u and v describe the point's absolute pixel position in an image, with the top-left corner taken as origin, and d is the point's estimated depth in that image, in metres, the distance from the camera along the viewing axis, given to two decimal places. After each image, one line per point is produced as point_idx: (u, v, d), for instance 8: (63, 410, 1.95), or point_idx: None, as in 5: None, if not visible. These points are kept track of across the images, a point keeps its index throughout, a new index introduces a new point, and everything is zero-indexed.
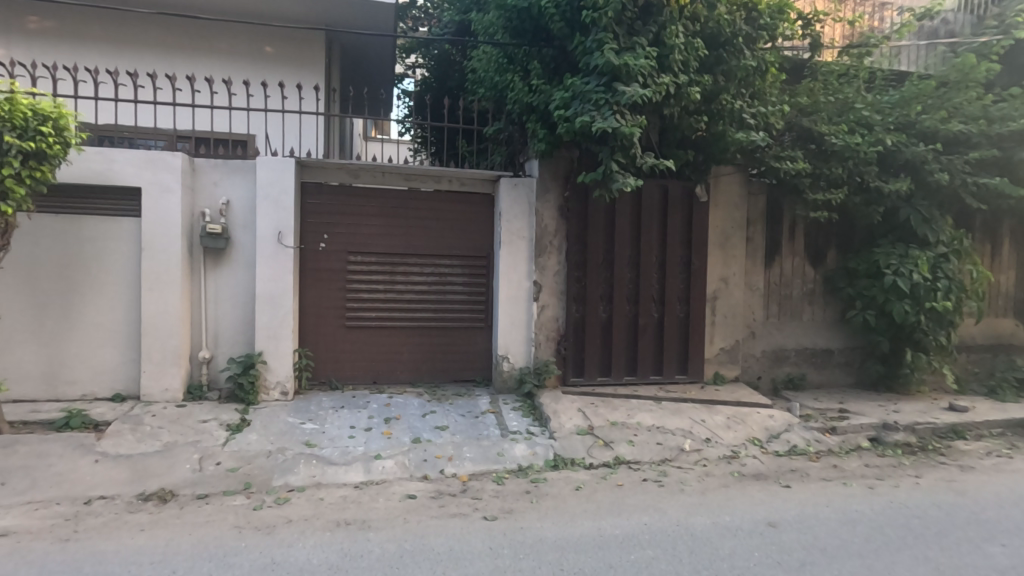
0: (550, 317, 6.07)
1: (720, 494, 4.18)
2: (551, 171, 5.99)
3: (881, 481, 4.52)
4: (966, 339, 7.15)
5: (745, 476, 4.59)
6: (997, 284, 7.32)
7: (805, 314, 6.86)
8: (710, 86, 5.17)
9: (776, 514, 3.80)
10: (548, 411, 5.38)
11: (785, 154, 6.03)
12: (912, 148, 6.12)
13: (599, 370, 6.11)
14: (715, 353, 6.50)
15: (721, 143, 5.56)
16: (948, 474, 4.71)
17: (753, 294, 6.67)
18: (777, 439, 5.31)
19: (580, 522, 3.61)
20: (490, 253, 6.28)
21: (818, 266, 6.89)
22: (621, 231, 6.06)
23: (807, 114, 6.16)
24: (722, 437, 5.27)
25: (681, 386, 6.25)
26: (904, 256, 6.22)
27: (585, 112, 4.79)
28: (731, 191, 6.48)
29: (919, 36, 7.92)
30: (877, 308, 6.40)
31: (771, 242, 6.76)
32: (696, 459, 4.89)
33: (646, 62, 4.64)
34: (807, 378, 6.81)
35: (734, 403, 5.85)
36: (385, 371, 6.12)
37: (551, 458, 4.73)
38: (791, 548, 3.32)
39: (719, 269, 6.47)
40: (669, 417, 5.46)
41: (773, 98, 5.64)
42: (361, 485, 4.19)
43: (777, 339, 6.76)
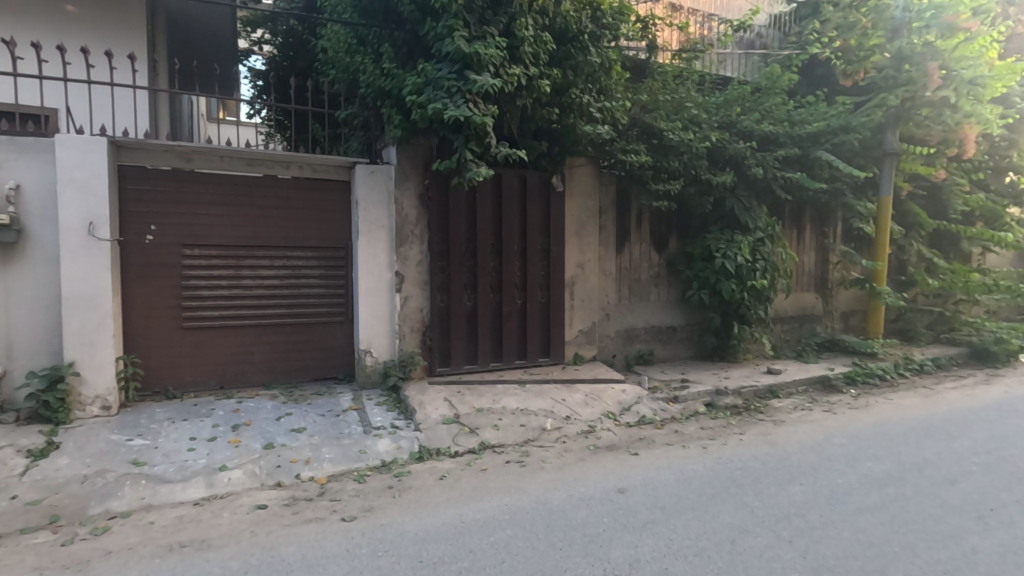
0: (414, 308, 5.96)
1: (577, 467, 4.44)
2: (409, 159, 5.86)
3: (712, 441, 5.11)
4: (780, 311, 8.31)
5: (600, 449, 4.92)
6: (802, 263, 8.59)
7: (652, 295, 7.50)
8: (559, 80, 5.38)
9: (625, 480, 4.13)
10: (413, 403, 5.31)
11: (630, 147, 6.52)
12: (733, 146, 6.96)
13: (465, 358, 6.15)
14: (575, 335, 6.86)
15: (572, 135, 5.84)
16: (764, 429, 5.45)
17: (607, 279, 7.13)
18: (629, 412, 5.76)
19: (442, 511, 3.62)
20: (349, 244, 6.00)
21: (662, 251, 7.56)
22: (483, 220, 6.13)
23: (648, 111, 6.69)
24: (580, 413, 5.59)
25: (544, 368, 6.52)
26: (730, 241, 7.06)
27: (437, 98, 4.75)
28: (584, 181, 6.84)
29: (741, 44, 8.86)
30: (710, 288, 7.19)
31: (621, 230, 7.27)
32: (557, 437, 5.14)
33: (496, 52, 4.70)
34: (655, 353, 7.47)
35: (592, 381, 6.23)
36: (232, 374, 5.60)
37: (416, 450, 4.67)
38: (636, 510, 3.61)
39: (576, 256, 6.81)
40: (532, 399, 5.67)
41: (617, 95, 6.03)
42: (202, 501, 3.81)
43: (629, 319, 7.31)
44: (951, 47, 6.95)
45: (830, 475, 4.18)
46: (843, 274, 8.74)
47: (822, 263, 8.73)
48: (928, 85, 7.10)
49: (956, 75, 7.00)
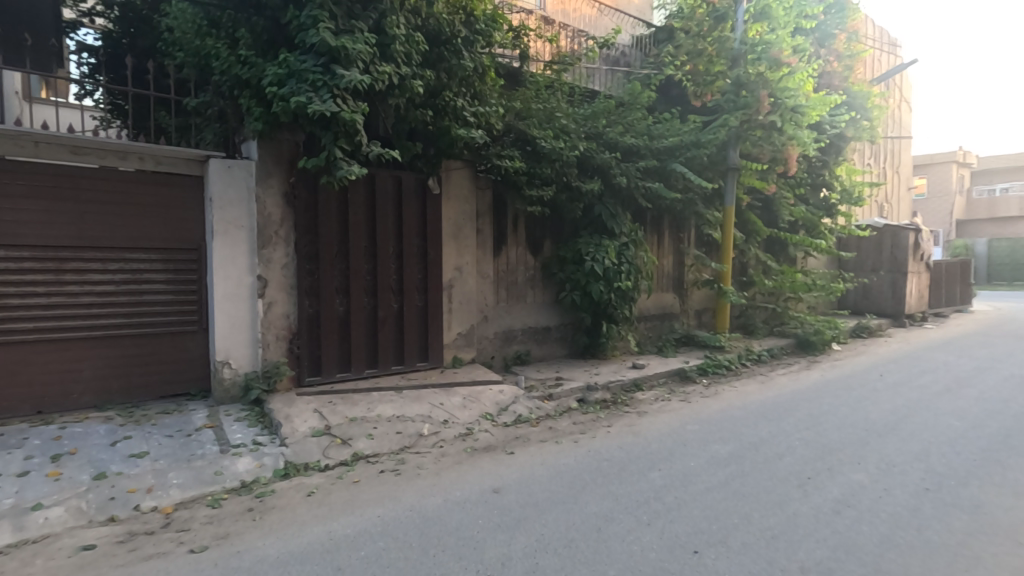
0: (280, 314, 5.56)
1: (453, 471, 4.42)
2: (272, 154, 5.47)
3: (583, 435, 5.37)
4: (643, 311, 8.99)
5: (477, 450, 4.95)
6: (662, 266, 9.37)
7: (528, 297, 7.72)
8: (433, 81, 5.35)
9: (501, 480, 4.19)
10: (279, 416, 4.94)
11: (505, 152, 6.68)
12: (600, 156, 7.42)
13: (337, 366, 5.86)
14: (453, 338, 6.84)
15: (447, 138, 5.84)
16: (629, 420, 5.85)
17: (484, 281, 7.21)
18: (506, 412, 5.87)
19: (309, 530, 3.40)
20: (202, 246, 5.44)
21: (537, 254, 7.81)
22: (356, 221, 5.89)
23: (522, 118, 6.90)
24: (458, 416, 5.58)
25: (422, 373, 6.43)
26: (598, 245, 7.51)
27: (301, 92, 4.51)
28: (461, 184, 6.85)
29: (606, 61, 9.44)
30: (581, 289, 7.56)
31: (498, 234, 7.40)
32: (434, 442, 5.08)
33: (365, 48, 4.56)
34: (531, 353, 7.69)
35: (470, 383, 6.26)
36: (54, 396, 4.82)
37: (281, 467, 4.35)
38: (510, 509, 3.68)
39: (454, 258, 6.81)
40: (409, 405, 5.55)
41: (492, 100, 6.13)
42: (9, 548, 3.22)
43: (506, 321, 7.46)
44: (777, 78, 8.04)
45: (684, 459, 4.59)
46: (696, 275, 9.67)
47: (679, 266, 9.60)
48: (761, 109, 8.11)
49: (782, 103, 8.10)
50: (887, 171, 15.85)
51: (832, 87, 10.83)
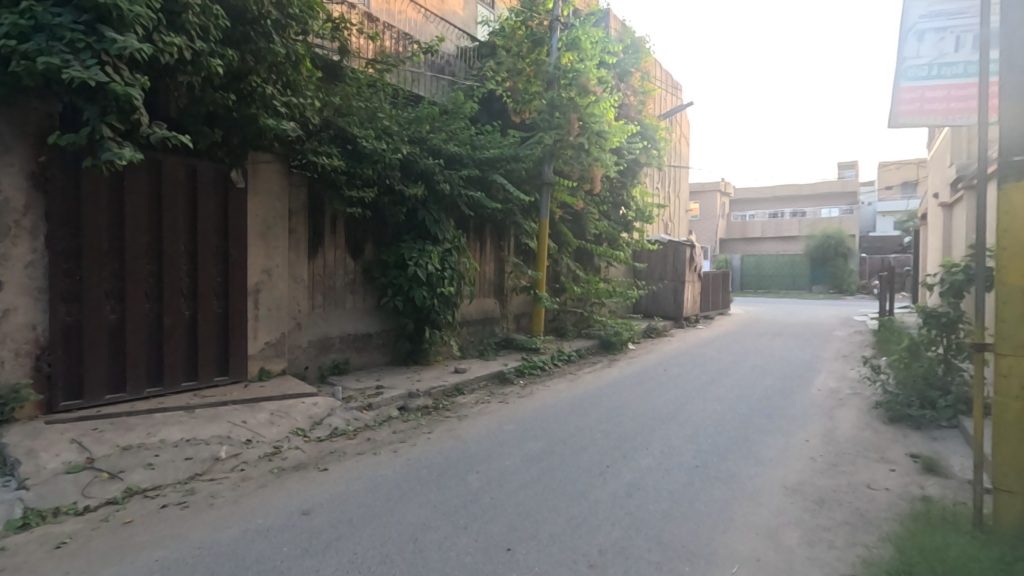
0: (22, 325, 4.46)
1: (255, 497, 3.97)
2: (13, 125, 4.39)
3: (403, 443, 5.26)
4: (465, 316, 9.17)
5: (285, 471, 4.52)
6: (484, 272, 9.66)
7: (348, 303, 7.34)
8: (235, 63, 4.79)
9: (310, 501, 3.88)
10: (18, 452, 3.95)
11: (322, 149, 6.29)
12: (423, 161, 7.39)
13: (106, 386, 4.90)
14: (260, 349, 6.19)
15: (253, 127, 5.29)
16: (450, 425, 5.89)
17: (297, 286, 6.65)
18: (320, 426, 5.48)
19: None
20: None
21: (357, 258, 7.47)
22: (134, 214, 5.02)
23: (341, 115, 6.57)
24: (263, 434, 5.05)
25: (220, 389, 5.70)
26: (422, 251, 7.46)
27: (54, 51, 3.70)
28: (270, 179, 6.24)
29: (431, 67, 9.45)
30: (403, 295, 7.42)
31: (314, 235, 6.91)
32: (233, 466, 4.52)
33: (146, 12, 3.91)
34: (350, 362, 7.32)
35: (279, 397, 5.71)
36: None
37: (18, 517, 3.50)
38: (320, 531, 3.42)
39: (261, 260, 6.15)
40: (202, 426, 4.87)
41: (307, 92, 5.70)
42: None
43: (322, 329, 6.99)
44: (585, 104, 8.92)
45: (500, 459, 4.76)
46: (515, 282, 10.17)
47: (500, 273, 9.99)
48: (571, 131, 8.95)
49: (589, 127, 9.02)
50: (671, 194, 18.53)
51: (630, 118, 12.27)
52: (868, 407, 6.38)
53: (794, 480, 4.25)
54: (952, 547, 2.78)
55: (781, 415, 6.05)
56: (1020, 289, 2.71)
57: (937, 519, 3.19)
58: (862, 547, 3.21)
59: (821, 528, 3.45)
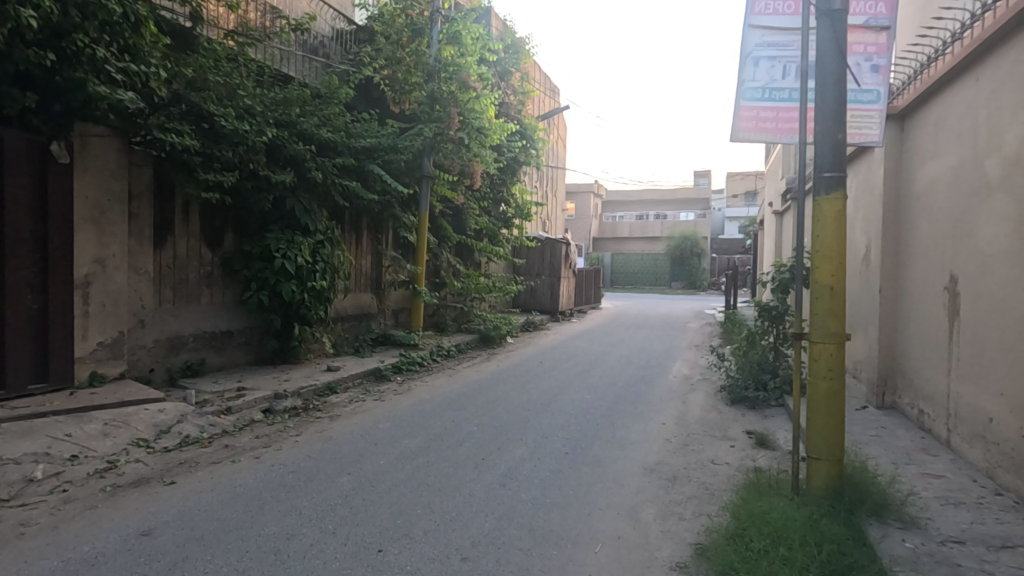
0: None
1: (81, 520, 3.46)
2: None
3: (266, 449, 4.88)
4: (339, 311, 8.75)
5: (121, 487, 3.99)
6: (360, 266, 9.29)
7: (203, 297, 6.64)
8: (53, 17, 4.12)
9: (152, 519, 3.46)
10: None
11: (171, 125, 5.62)
12: (293, 146, 6.91)
13: None
14: (91, 350, 5.39)
15: (79, 94, 4.61)
16: (321, 426, 5.59)
17: (140, 278, 5.87)
18: (167, 434, 4.91)
19: None
20: None
21: (215, 249, 6.79)
22: None
23: (195, 89, 5.95)
24: (94, 448, 4.40)
25: (37, 398, 4.90)
26: (290, 242, 6.98)
27: None
28: (105, 156, 5.45)
29: (302, 46, 8.83)
30: (269, 289, 6.90)
31: (161, 222, 6.16)
32: (52, 487, 3.90)
33: None
34: (206, 362, 6.64)
35: (115, 405, 5.01)
36: None
37: None
38: (163, 551, 3.07)
39: (92, 249, 5.34)
40: (11, 443, 4.12)
41: (151, 59, 5.06)
42: None
43: (171, 327, 6.26)
44: (465, 100, 8.97)
45: (374, 458, 4.61)
46: (394, 276, 9.91)
47: (377, 267, 9.66)
48: (452, 125, 8.93)
49: (469, 123, 9.06)
50: (548, 193, 19.19)
51: (510, 117, 12.53)
52: (715, 391, 7.16)
53: (652, 460, 4.63)
54: (775, 510, 3.20)
55: (643, 401, 6.57)
56: (829, 285, 3.18)
57: (765, 487, 3.65)
58: (706, 517, 3.58)
59: (673, 503, 3.79)
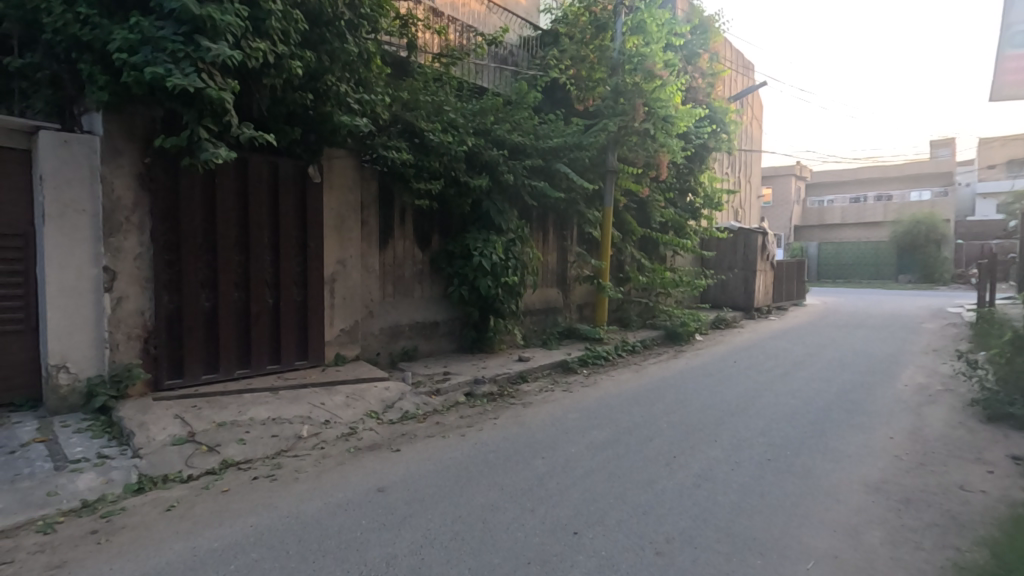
0: (132, 311, 5.00)
1: (335, 472, 4.26)
2: (121, 130, 4.87)
3: (469, 428, 5.41)
4: (529, 305, 9.25)
5: (361, 449, 4.80)
6: (547, 262, 9.69)
7: (416, 292, 7.58)
8: (312, 63, 5.10)
9: (386, 478, 4.10)
10: (132, 424, 4.44)
11: (392, 143, 6.55)
12: (488, 152, 7.50)
13: (203, 367, 5.42)
14: (336, 335, 6.55)
15: (328, 124, 5.61)
16: (515, 411, 6.01)
17: (369, 275, 6.94)
18: (392, 409, 5.74)
19: (168, 549, 3.09)
20: (32, 232, 4.72)
21: (425, 249, 7.70)
22: (225, 209, 5.49)
23: (409, 110, 6.82)
24: (340, 416, 5.35)
25: (301, 372, 6.11)
26: (486, 241, 7.59)
27: (158, 61, 4.14)
28: (344, 174, 6.56)
29: (495, 58, 9.50)
30: (468, 284, 7.61)
31: (384, 227, 7.18)
32: (314, 444, 4.84)
33: (236, 21, 4.27)
34: (418, 349, 7.58)
35: (353, 381, 6.02)
36: None
37: (134, 482, 3.93)
38: (395, 506, 3.63)
39: (336, 252, 6.49)
40: (286, 406, 5.22)
41: (378, 88, 5.95)
42: None
43: (392, 317, 7.27)
44: (651, 90, 8.64)
45: (565, 445, 4.81)
46: (578, 271, 10.15)
47: (562, 263, 9.98)
48: (636, 117, 8.69)
49: (654, 113, 8.80)
50: (741, 179, 17.75)
51: (698, 101, 11.86)
52: (963, 404, 5.93)
53: (876, 477, 4.04)
54: None
55: (863, 410, 5.73)
56: None
57: None
58: (953, 550, 3.03)
59: (906, 529, 3.28)
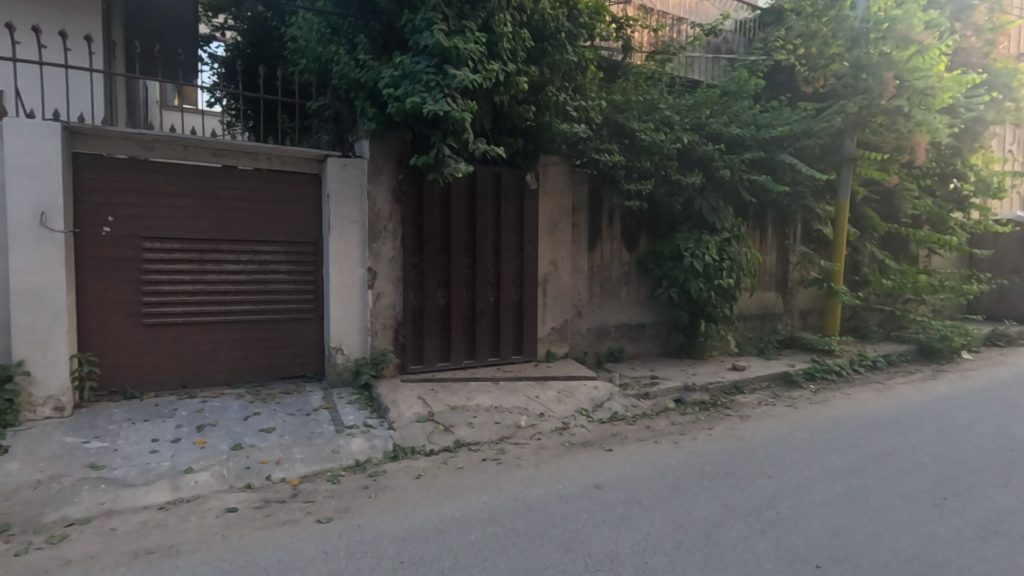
0: (387, 304, 5.93)
1: (553, 463, 4.48)
2: (382, 152, 5.81)
3: (683, 436, 5.21)
4: (743, 310, 8.55)
5: (575, 445, 4.97)
6: (765, 263, 8.86)
7: (623, 293, 7.58)
8: (536, 77, 5.45)
9: (602, 476, 4.18)
10: (387, 401, 5.26)
11: (604, 146, 6.64)
12: (702, 147, 7.14)
13: (438, 356, 6.16)
14: (547, 332, 6.90)
15: (547, 133, 5.93)
16: (732, 424, 5.61)
17: (579, 276, 7.16)
18: (601, 408, 5.82)
19: (421, 511, 3.60)
20: (319, 240, 5.90)
21: (632, 250, 7.65)
22: (457, 216, 6.16)
23: (621, 111, 6.85)
24: (554, 410, 5.61)
25: (517, 365, 6.57)
26: (698, 241, 7.22)
27: (415, 92, 4.82)
28: (558, 179, 6.88)
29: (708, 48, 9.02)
30: (678, 286, 7.33)
31: (593, 229, 7.33)
32: (531, 434, 5.16)
33: (475, 47, 4.78)
34: (624, 350, 7.56)
35: (564, 378, 6.26)
36: (196, 373, 5.46)
37: (390, 449, 4.65)
38: (613, 505, 3.67)
39: (549, 253, 6.84)
40: (506, 397, 5.66)
41: (593, 94, 6.11)
42: (167, 505, 3.70)
43: (600, 317, 7.37)
44: (905, 58, 7.23)
45: (796, 467, 4.34)
46: (803, 274, 9.05)
47: (783, 264, 9.02)
48: (884, 94, 7.38)
49: (910, 86, 7.32)
50: None
51: (969, 65, 9.71)
52: None
53: None
54: None
55: None
56: None
57: None
58: None
59: None
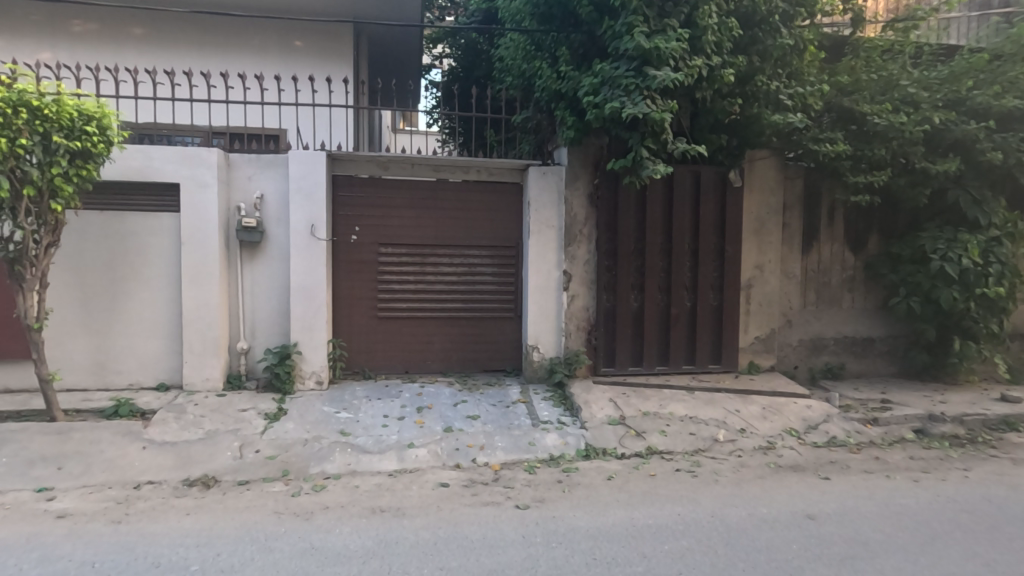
0: (580, 307, 6.09)
1: (756, 485, 4.12)
2: (580, 159, 5.98)
3: (926, 474, 4.36)
4: (1018, 327, 6.81)
5: (782, 467, 4.51)
6: None
7: (845, 301, 6.62)
8: (743, 67, 5.11)
9: (816, 506, 3.72)
10: (579, 401, 5.39)
11: (824, 135, 5.87)
12: (962, 126, 5.79)
13: (630, 359, 6.11)
14: (750, 342, 6.39)
15: (755, 126, 5.49)
16: (1000, 467, 4.51)
17: (789, 281, 6.48)
18: (816, 430, 5.17)
19: (613, 512, 3.63)
20: (519, 244, 6.31)
21: (859, 252, 6.64)
22: (653, 218, 6.03)
23: (848, 93, 6.01)
24: (757, 427, 5.16)
25: (714, 375, 6.19)
26: (952, 240, 5.95)
27: (614, 97, 4.87)
28: (766, 175, 6.33)
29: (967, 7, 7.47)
30: (921, 295, 6.14)
31: (808, 228, 6.54)
32: (730, 450, 4.82)
33: (677, 45, 4.65)
34: (846, 368, 6.59)
35: (770, 394, 5.71)
36: (416, 360, 6.26)
37: (583, 447, 4.77)
38: (830, 541, 3.25)
39: (754, 256, 6.33)
40: (703, 408, 5.38)
41: (811, 78, 5.49)
42: (395, 473, 4.34)
43: (814, 328, 6.55)
44: None
45: None
46: None
47: None
48: None
49: None
50: None
51: None
52: None
53: None
54: None
55: None
56: None
57: None
58: None
59: None
